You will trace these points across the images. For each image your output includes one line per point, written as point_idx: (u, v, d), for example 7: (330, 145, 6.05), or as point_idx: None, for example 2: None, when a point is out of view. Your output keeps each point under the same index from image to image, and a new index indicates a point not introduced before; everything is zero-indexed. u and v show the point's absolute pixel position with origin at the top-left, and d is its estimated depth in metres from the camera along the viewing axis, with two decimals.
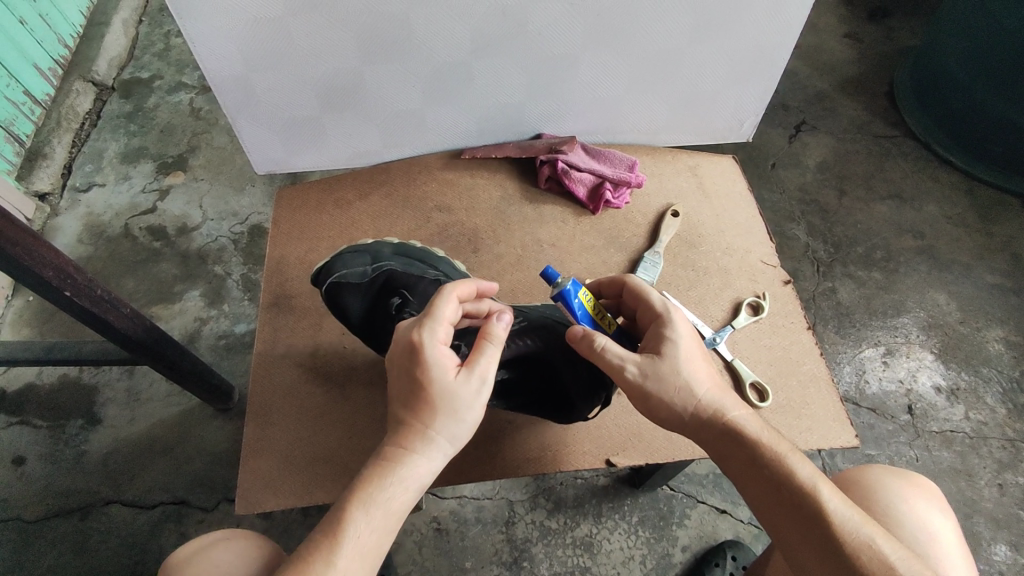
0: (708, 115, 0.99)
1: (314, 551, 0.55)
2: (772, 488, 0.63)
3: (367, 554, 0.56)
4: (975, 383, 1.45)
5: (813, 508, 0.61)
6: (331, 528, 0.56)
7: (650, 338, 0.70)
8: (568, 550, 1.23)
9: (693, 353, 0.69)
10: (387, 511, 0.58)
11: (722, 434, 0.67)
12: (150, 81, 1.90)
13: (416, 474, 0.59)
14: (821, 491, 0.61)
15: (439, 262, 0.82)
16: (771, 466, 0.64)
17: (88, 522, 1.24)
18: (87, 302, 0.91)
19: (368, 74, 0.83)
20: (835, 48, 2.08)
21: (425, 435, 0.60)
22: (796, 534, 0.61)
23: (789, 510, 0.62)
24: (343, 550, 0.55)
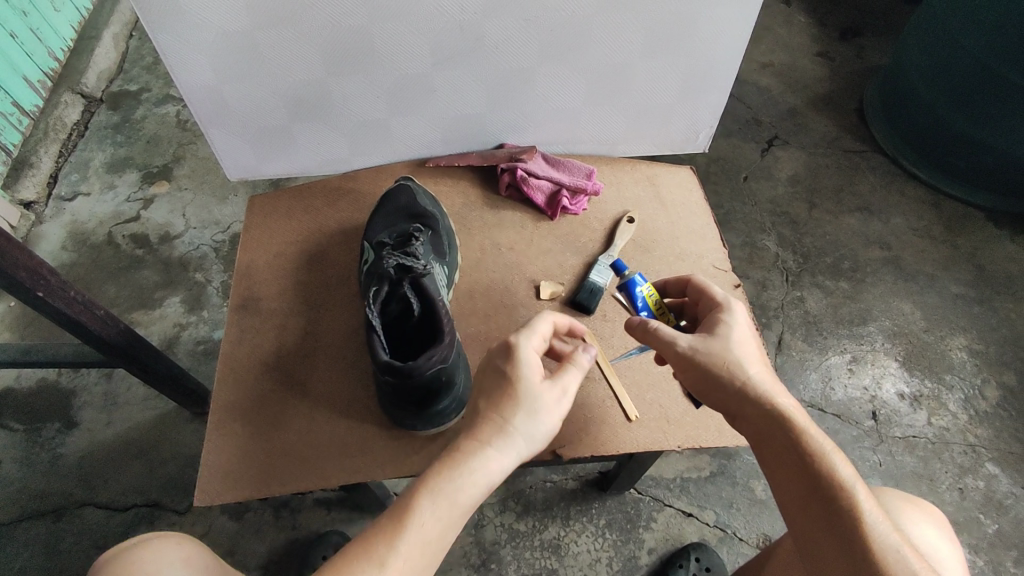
0: (665, 126, 1.03)
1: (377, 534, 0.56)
2: (806, 480, 0.64)
3: (428, 544, 0.56)
4: (938, 390, 1.48)
5: (845, 506, 0.62)
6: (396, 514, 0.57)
7: (708, 321, 0.73)
8: (536, 553, 1.25)
9: (749, 340, 0.71)
10: (451, 504, 0.58)
11: (765, 420, 0.67)
12: (138, 94, 1.95)
13: (485, 474, 0.59)
14: (857, 492, 0.62)
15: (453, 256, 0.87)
16: (811, 459, 0.64)
17: (61, 524, 1.25)
18: (60, 304, 0.94)
19: (334, 85, 0.87)
20: (807, 66, 2.14)
21: (501, 430, 0.61)
22: (821, 530, 0.63)
23: (820, 503, 0.63)
24: (406, 536, 0.56)
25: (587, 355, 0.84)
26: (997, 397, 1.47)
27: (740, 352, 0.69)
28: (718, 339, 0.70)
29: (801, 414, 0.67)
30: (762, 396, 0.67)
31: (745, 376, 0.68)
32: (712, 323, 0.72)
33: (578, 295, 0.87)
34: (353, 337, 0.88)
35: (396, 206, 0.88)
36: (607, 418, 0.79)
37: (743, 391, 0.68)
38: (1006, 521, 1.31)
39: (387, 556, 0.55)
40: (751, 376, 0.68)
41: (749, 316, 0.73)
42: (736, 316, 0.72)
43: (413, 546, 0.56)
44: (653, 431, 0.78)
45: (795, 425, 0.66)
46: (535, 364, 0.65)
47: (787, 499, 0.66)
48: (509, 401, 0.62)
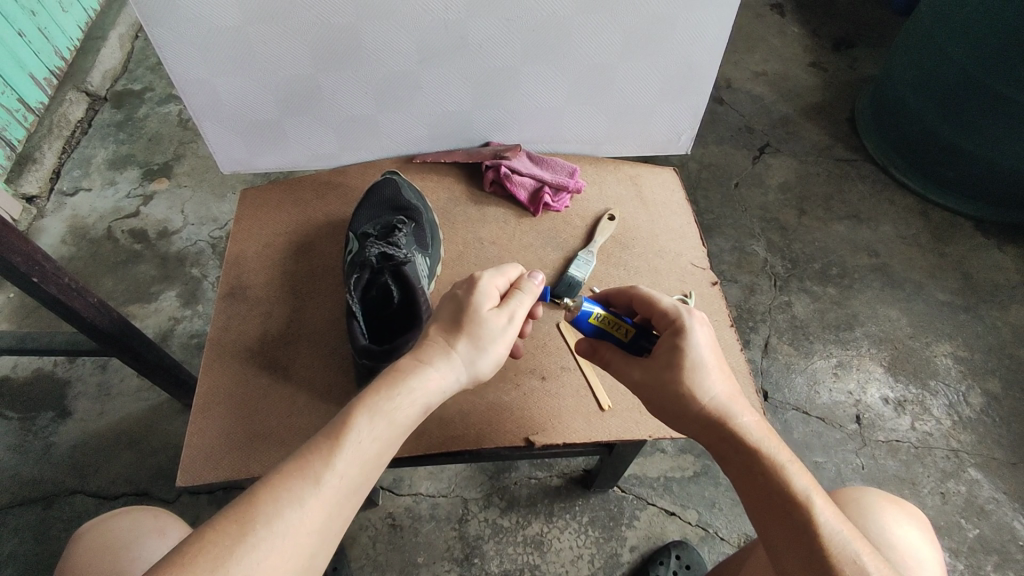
0: (646, 128, 1.06)
1: (315, 448, 0.55)
2: (765, 492, 0.63)
3: (366, 460, 0.56)
4: (922, 395, 1.49)
5: (801, 515, 0.61)
6: (335, 430, 0.56)
7: (664, 344, 0.70)
8: (519, 548, 1.26)
9: (707, 358, 0.69)
10: (393, 421, 0.58)
11: (725, 436, 0.67)
12: (142, 93, 1.99)
13: (426, 391, 0.61)
14: (814, 500, 0.61)
15: (437, 248, 0.90)
16: (768, 471, 0.63)
17: (51, 511, 1.27)
18: (54, 289, 0.97)
19: (324, 81, 0.90)
20: (800, 76, 2.17)
21: (445, 355, 0.63)
22: (785, 545, 0.61)
23: (778, 514, 0.62)
24: (343, 454, 0.55)
25: (563, 346, 0.87)
26: (981, 403, 1.48)
27: (695, 375, 0.67)
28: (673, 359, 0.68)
29: (759, 426, 0.67)
30: (724, 414, 0.67)
31: (705, 394, 0.67)
32: (668, 348, 0.69)
33: (556, 289, 0.90)
34: (337, 325, 0.91)
35: (382, 199, 0.90)
36: (580, 407, 0.81)
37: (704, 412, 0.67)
38: (986, 526, 1.32)
39: (323, 476, 0.54)
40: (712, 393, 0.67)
41: (708, 328, 0.71)
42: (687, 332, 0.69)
43: (352, 460, 0.55)
44: (624, 420, 0.80)
45: (751, 440, 0.65)
46: (493, 299, 0.68)
47: (753, 514, 0.65)
48: (459, 330, 0.65)
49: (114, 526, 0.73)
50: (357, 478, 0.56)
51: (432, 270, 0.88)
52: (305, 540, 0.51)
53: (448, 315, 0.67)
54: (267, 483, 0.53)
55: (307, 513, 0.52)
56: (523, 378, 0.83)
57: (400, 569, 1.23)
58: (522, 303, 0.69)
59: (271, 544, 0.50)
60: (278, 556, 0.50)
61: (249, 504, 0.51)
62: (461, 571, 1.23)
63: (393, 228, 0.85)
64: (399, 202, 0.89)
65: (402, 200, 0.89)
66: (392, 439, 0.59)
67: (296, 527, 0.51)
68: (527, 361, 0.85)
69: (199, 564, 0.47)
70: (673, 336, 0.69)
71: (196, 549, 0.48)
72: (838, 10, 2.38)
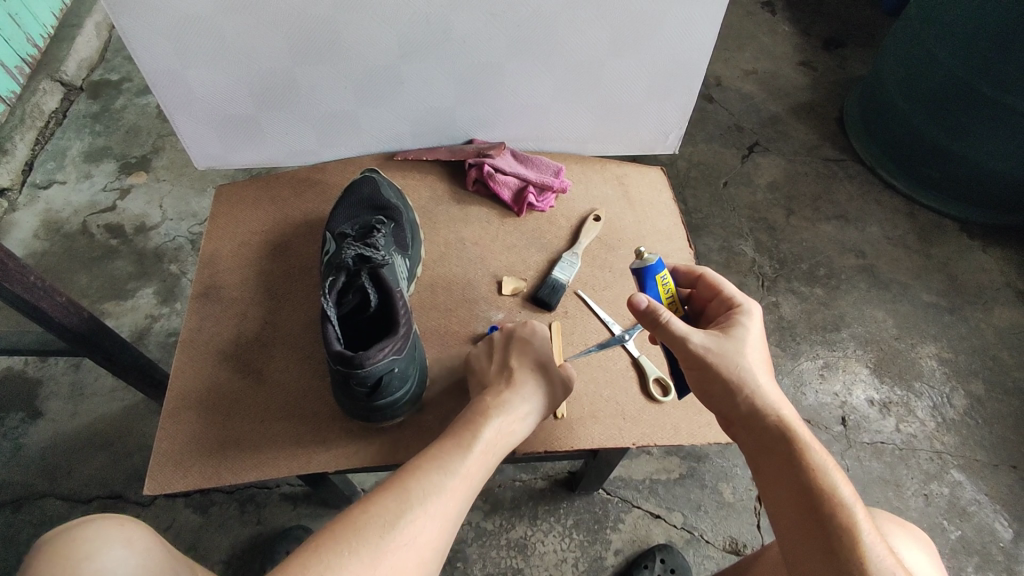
0: (634, 126, 1.04)
1: (449, 447, 0.64)
2: (800, 493, 0.62)
3: (483, 463, 0.65)
4: (907, 397, 1.49)
5: (835, 523, 0.60)
6: (462, 437, 0.65)
7: (724, 321, 0.74)
8: (502, 552, 1.24)
9: (757, 346, 0.72)
10: (501, 436, 0.68)
11: (766, 430, 0.66)
12: (119, 83, 1.94)
13: (520, 419, 0.71)
14: (854, 511, 0.60)
15: (416, 250, 0.87)
16: (808, 473, 0.63)
17: (21, 515, 1.24)
18: (19, 288, 0.93)
19: (300, 75, 0.87)
20: (790, 74, 2.16)
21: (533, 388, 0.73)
22: (814, 539, 0.60)
23: (811, 519, 0.61)
24: (472, 455, 0.64)
25: None
26: (965, 404, 1.49)
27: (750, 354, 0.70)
28: (731, 341, 0.70)
29: (803, 427, 0.66)
30: (770, 402, 0.67)
31: (752, 385, 0.68)
32: (728, 323, 0.73)
33: (540, 291, 0.88)
34: (313, 327, 0.88)
35: (359, 197, 0.87)
36: (562, 414, 0.79)
37: (752, 393, 0.68)
38: (968, 528, 1.33)
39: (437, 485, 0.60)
40: (759, 386, 0.68)
41: (763, 324, 0.74)
42: (743, 320, 0.73)
43: (478, 462, 0.64)
44: (607, 427, 0.78)
45: (795, 433, 0.65)
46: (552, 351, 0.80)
47: (781, 507, 0.64)
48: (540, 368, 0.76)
49: (74, 536, 0.62)
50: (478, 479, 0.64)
51: (410, 273, 0.85)
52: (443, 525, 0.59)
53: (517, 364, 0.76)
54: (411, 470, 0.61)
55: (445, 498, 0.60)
56: None
57: None
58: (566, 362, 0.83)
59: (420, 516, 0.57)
60: (425, 532, 0.57)
61: (399, 483, 0.59)
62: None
63: (371, 229, 0.82)
64: (387, 205, 0.87)
65: (395, 202, 0.87)
66: (499, 453, 0.68)
67: (441, 511, 0.59)
68: None
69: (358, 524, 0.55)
70: (735, 314, 0.73)
71: (359, 516, 0.55)
72: (828, 9, 2.37)
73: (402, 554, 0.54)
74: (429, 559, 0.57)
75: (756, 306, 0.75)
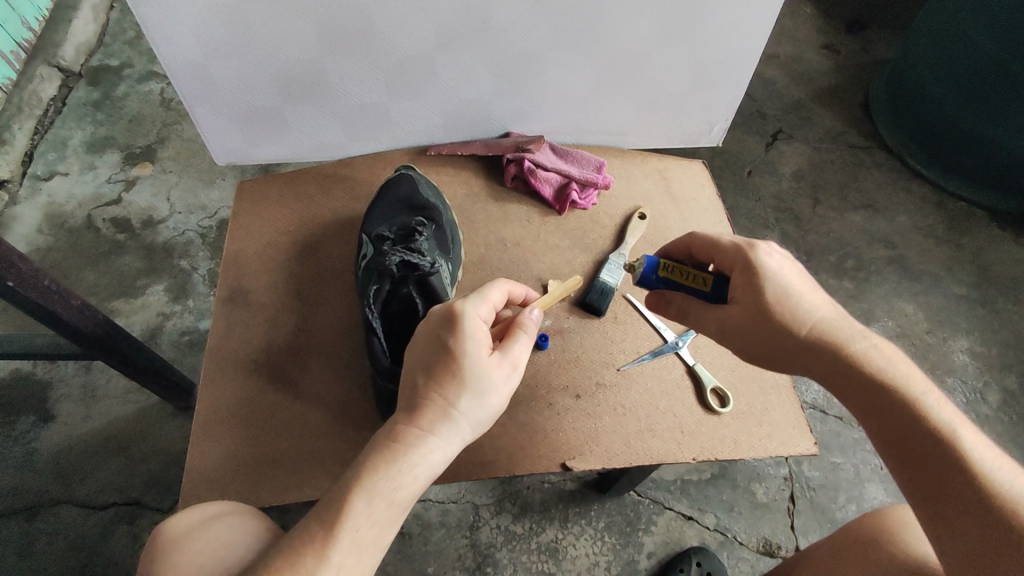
0: (677, 118, 0.99)
1: (306, 538, 0.50)
2: (924, 443, 0.55)
3: (366, 549, 0.51)
4: (940, 393, 1.46)
5: (968, 467, 0.54)
6: (326, 515, 0.51)
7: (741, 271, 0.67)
8: (532, 556, 1.21)
9: (796, 281, 0.65)
10: (393, 498, 0.52)
11: (850, 372, 0.60)
12: (119, 69, 1.86)
13: (426, 463, 0.54)
14: (964, 437, 0.55)
15: (459, 250, 0.84)
16: (900, 406, 0.57)
17: (36, 522, 1.20)
18: (33, 294, 0.88)
19: (330, 66, 0.82)
20: (812, 58, 2.10)
21: (446, 415, 0.56)
22: (936, 482, 0.54)
23: (943, 467, 0.54)
24: (340, 545, 0.50)
25: (596, 360, 0.80)
26: (998, 400, 1.46)
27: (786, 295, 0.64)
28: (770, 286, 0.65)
29: (880, 358, 0.60)
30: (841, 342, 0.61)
31: (813, 332, 0.62)
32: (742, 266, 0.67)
33: (588, 296, 0.84)
34: (348, 334, 0.84)
35: (397, 196, 0.84)
36: (618, 427, 0.75)
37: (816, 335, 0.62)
38: None
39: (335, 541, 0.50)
40: (816, 326, 0.62)
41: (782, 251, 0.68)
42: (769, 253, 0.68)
43: (388, 504, 0.52)
44: (665, 441, 0.75)
45: (875, 369, 0.60)
46: (480, 339, 0.60)
47: (890, 456, 0.58)
48: (451, 381, 0.57)
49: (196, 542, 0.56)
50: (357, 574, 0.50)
51: (455, 274, 0.82)
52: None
53: (441, 363, 0.58)
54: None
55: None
56: (556, 396, 0.77)
57: None
58: (517, 339, 0.63)
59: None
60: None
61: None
62: None
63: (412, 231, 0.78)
64: (421, 202, 0.83)
65: (431, 200, 0.83)
66: (395, 518, 0.53)
67: None
68: (559, 378, 0.79)
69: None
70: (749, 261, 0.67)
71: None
72: None
73: None
74: None
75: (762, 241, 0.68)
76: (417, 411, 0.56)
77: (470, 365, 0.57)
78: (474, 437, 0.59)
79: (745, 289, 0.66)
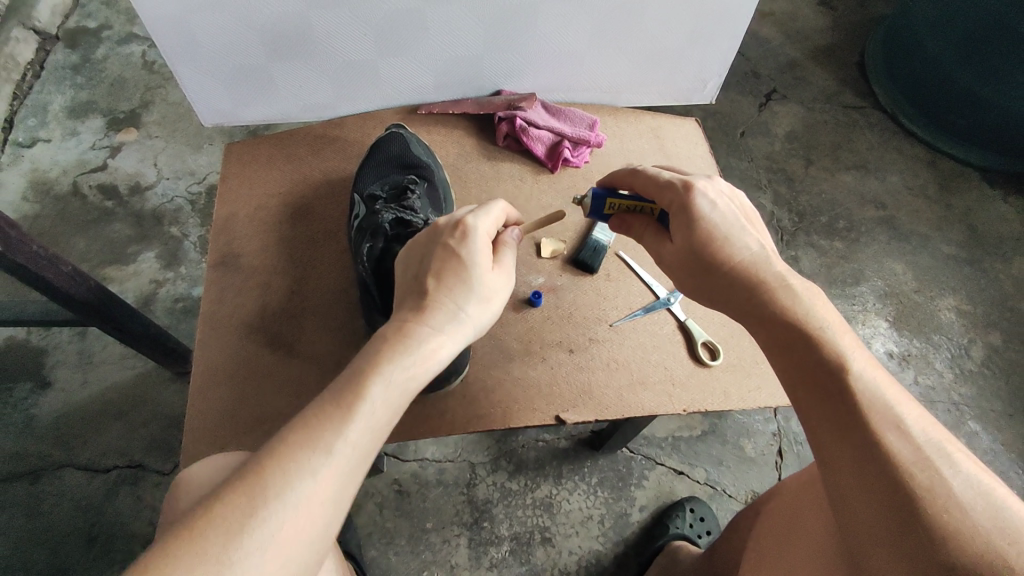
0: (671, 74, 0.98)
1: (324, 413, 0.48)
2: (818, 377, 0.54)
3: (378, 429, 0.49)
4: (925, 349, 1.49)
5: (866, 407, 0.51)
6: (342, 398, 0.48)
7: (675, 208, 0.65)
8: (528, 511, 1.25)
9: (735, 219, 0.63)
10: (405, 385, 0.52)
11: (771, 313, 0.58)
12: (97, 31, 1.80)
13: (434, 357, 0.54)
14: (865, 378, 0.52)
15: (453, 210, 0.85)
16: (811, 346, 0.55)
17: (40, 485, 1.21)
18: (23, 259, 0.87)
19: (317, 21, 0.80)
20: (808, 15, 2.07)
21: (451, 315, 0.56)
22: (834, 424, 0.52)
23: (829, 402, 0.53)
24: (354, 421, 0.48)
25: (590, 316, 0.84)
26: (982, 355, 1.49)
27: (724, 234, 0.62)
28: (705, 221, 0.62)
29: (797, 297, 0.58)
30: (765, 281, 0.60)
31: (742, 269, 0.60)
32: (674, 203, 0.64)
33: (581, 254, 0.87)
34: (343, 295, 0.84)
35: (388, 155, 0.85)
36: (611, 380, 0.78)
37: (745, 274, 0.60)
38: None
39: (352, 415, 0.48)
40: (750, 266, 0.60)
41: (724, 186, 0.65)
42: (706, 189, 0.64)
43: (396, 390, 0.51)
44: (657, 393, 0.78)
45: (793, 311, 0.57)
46: (484, 250, 0.60)
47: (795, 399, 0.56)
48: (457, 286, 0.57)
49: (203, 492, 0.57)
50: (370, 453, 0.49)
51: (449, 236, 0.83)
52: (314, 528, 0.44)
53: (448, 269, 0.58)
54: (274, 453, 0.45)
55: (322, 486, 0.45)
56: (550, 351, 0.80)
57: (409, 535, 1.21)
58: (508, 254, 0.64)
59: (281, 523, 0.43)
60: (280, 553, 0.42)
61: (256, 469, 0.44)
62: (471, 535, 1.22)
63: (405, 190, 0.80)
64: (413, 160, 0.84)
65: (424, 158, 0.85)
66: (404, 404, 0.52)
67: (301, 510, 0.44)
68: (552, 333, 0.82)
69: (177, 546, 0.40)
70: (684, 197, 0.64)
71: (197, 523, 0.41)
72: None
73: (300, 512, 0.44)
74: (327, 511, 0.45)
75: (703, 174, 0.65)
76: (425, 311, 0.56)
77: (477, 272, 0.57)
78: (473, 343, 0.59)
79: (678, 228, 0.65)
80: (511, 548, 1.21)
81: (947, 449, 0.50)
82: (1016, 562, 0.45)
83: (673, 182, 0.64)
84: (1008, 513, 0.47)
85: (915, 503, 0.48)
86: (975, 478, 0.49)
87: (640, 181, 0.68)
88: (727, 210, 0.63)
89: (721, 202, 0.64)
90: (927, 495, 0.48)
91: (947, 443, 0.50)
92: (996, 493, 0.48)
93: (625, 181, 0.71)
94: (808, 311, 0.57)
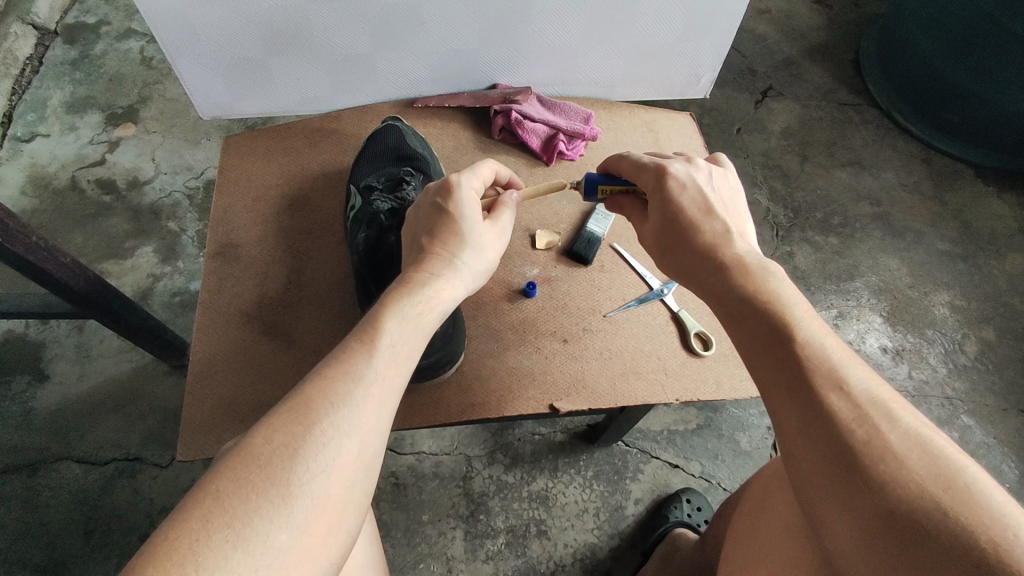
0: (665, 69, 0.99)
1: (349, 353, 0.50)
2: (766, 342, 0.55)
3: (400, 364, 0.52)
4: (919, 344, 1.50)
5: (823, 370, 0.51)
6: (363, 337, 0.51)
7: (653, 191, 0.67)
8: (523, 503, 1.25)
9: (708, 201, 0.65)
10: (418, 324, 0.54)
11: (734, 290, 0.59)
12: (96, 27, 1.81)
13: (441, 300, 0.56)
14: (823, 345, 0.53)
15: None
16: (775, 320, 0.55)
17: (38, 479, 1.22)
18: (21, 250, 0.88)
19: (313, 14, 0.80)
20: (804, 14, 2.08)
21: (450, 262, 0.58)
22: (785, 391, 0.52)
23: (776, 365, 0.53)
24: (377, 360, 0.50)
25: (584, 307, 0.85)
26: (975, 350, 1.50)
27: (698, 214, 0.65)
28: (677, 204, 0.65)
29: (763, 273, 0.59)
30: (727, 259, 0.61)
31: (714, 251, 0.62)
32: (656, 186, 0.67)
33: (576, 245, 0.88)
34: (341, 285, 0.86)
35: (385, 147, 0.87)
36: (604, 370, 0.80)
37: (715, 255, 0.62)
38: None
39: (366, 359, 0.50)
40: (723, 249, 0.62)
41: (700, 169, 0.68)
42: (680, 170, 0.67)
43: (406, 332, 0.53)
44: (650, 382, 0.79)
45: (758, 289, 0.58)
46: (477, 205, 0.62)
47: (754, 374, 0.56)
48: (453, 237, 0.59)
49: None
50: (397, 385, 0.51)
51: None
52: (365, 458, 0.47)
53: (440, 224, 0.59)
54: (316, 386, 0.47)
55: (365, 419, 0.47)
56: (544, 341, 0.81)
57: (405, 528, 1.22)
58: (506, 211, 0.65)
59: (341, 451, 0.45)
60: (341, 476, 0.45)
61: (303, 403, 0.46)
62: (467, 528, 1.22)
63: (400, 183, 0.82)
64: (410, 152, 0.86)
65: (420, 151, 0.87)
66: (421, 342, 0.54)
67: (334, 446, 0.45)
68: (547, 324, 0.83)
69: (248, 472, 0.42)
70: (662, 180, 0.66)
71: (263, 451, 0.43)
72: None
73: (334, 451, 0.45)
74: (371, 444, 0.47)
75: (681, 159, 0.68)
76: (422, 261, 0.57)
77: (472, 223, 0.59)
78: (475, 291, 0.61)
79: (654, 208, 0.68)
80: (507, 540, 1.22)
81: (891, 406, 0.50)
82: (951, 509, 0.44)
83: (651, 166, 0.68)
84: (946, 463, 0.46)
85: (855, 458, 0.48)
86: (915, 431, 0.48)
87: (624, 166, 0.71)
88: (700, 188, 0.66)
89: (693, 181, 0.67)
90: (866, 449, 0.48)
91: (892, 401, 0.50)
92: (939, 447, 0.48)
93: (613, 165, 0.73)
94: (769, 288, 0.58)
